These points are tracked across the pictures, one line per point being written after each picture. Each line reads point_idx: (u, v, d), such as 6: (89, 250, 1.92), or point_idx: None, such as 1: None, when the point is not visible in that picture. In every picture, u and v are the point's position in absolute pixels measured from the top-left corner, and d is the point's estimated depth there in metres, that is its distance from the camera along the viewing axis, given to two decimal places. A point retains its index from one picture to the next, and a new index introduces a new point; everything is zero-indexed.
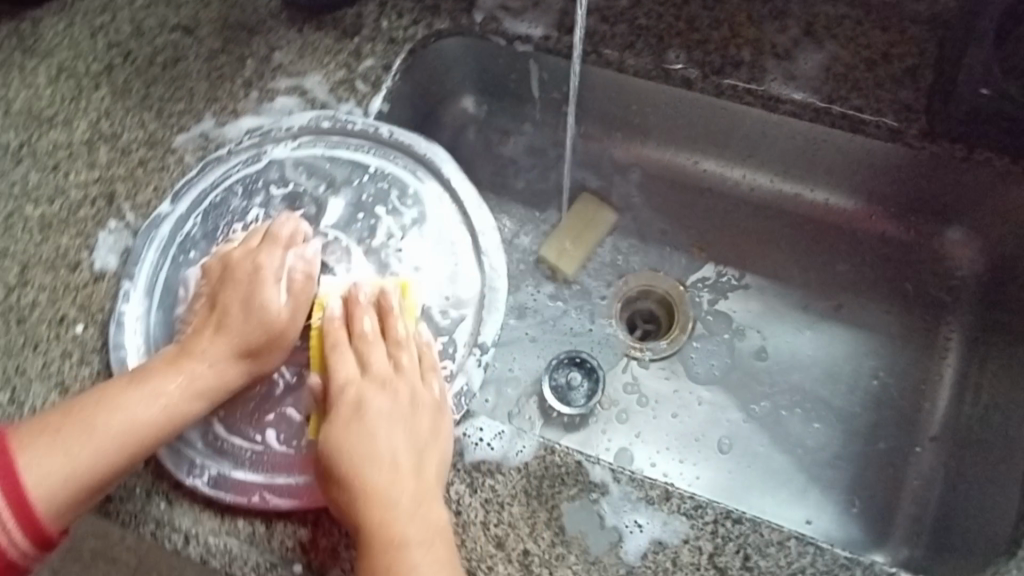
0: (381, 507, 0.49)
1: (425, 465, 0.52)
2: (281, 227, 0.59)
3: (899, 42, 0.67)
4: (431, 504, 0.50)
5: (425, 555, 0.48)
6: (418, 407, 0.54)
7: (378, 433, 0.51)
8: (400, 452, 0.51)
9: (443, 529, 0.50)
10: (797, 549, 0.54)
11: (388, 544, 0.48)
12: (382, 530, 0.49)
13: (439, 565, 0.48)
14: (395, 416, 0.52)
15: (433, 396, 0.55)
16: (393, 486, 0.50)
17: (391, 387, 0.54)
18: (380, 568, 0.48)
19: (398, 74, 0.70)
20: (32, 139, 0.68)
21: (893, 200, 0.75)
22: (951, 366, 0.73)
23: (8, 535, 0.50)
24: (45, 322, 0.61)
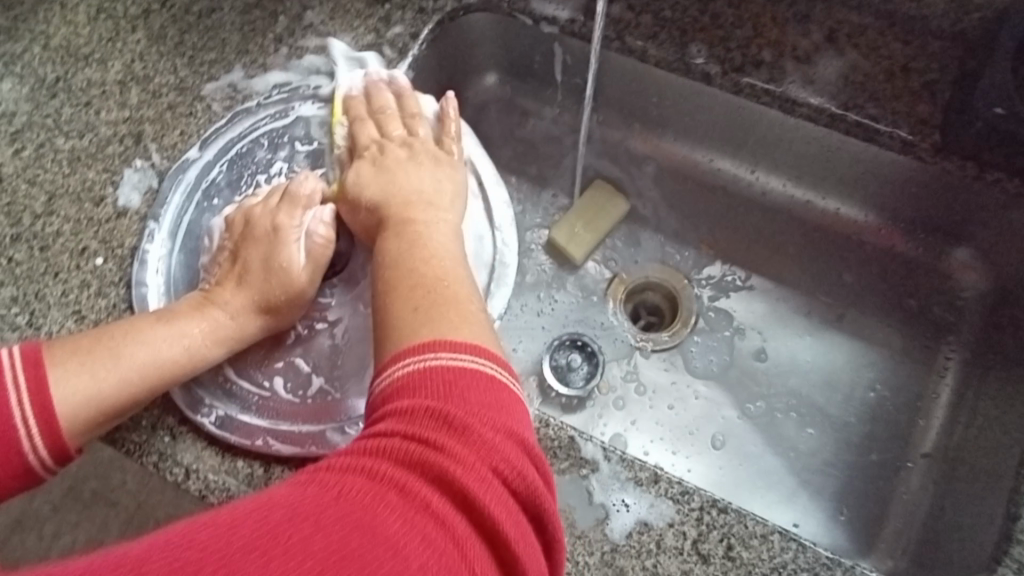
0: (404, 184, 0.58)
1: (439, 189, 0.58)
2: (303, 188, 0.59)
3: (920, 57, 0.67)
4: (442, 223, 0.55)
5: (436, 248, 0.53)
6: (435, 161, 0.60)
7: (398, 172, 0.59)
8: (414, 180, 0.58)
9: (450, 222, 0.56)
10: (779, 544, 0.55)
11: (396, 228, 0.55)
12: (393, 240, 0.54)
13: (441, 242, 0.53)
14: (412, 161, 0.60)
15: (453, 164, 0.61)
16: (406, 202, 0.57)
17: (413, 143, 0.62)
18: (390, 269, 0.52)
19: (425, 43, 0.71)
20: (67, 74, 0.69)
21: (904, 215, 0.75)
22: (947, 388, 0.74)
23: (30, 440, 0.49)
24: (67, 252, 0.63)
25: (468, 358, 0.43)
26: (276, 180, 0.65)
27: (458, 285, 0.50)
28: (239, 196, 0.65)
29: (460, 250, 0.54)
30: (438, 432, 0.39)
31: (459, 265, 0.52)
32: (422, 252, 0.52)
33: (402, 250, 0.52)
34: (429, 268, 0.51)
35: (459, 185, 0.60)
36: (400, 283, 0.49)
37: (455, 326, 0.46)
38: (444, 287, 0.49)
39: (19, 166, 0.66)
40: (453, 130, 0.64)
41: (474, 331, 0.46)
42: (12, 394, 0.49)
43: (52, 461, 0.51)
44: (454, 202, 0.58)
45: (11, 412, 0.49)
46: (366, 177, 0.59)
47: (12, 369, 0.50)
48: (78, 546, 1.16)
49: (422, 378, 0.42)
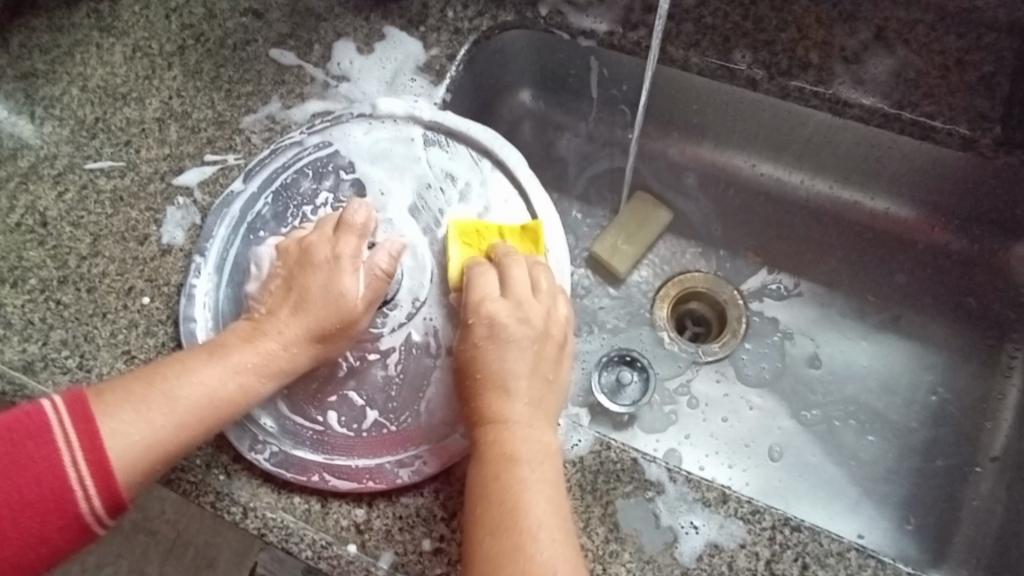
0: (509, 403, 0.52)
1: (539, 434, 0.52)
2: (356, 215, 0.59)
3: (974, 49, 0.64)
4: (545, 460, 0.51)
5: (540, 507, 0.48)
6: (548, 340, 0.56)
7: (502, 355, 0.54)
8: (518, 368, 0.53)
9: (551, 453, 0.52)
10: (858, 561, 0.53)
11: (497, 467, 0.50)
12: (500, 459, 0.50)
13: (545, 498, 0.49)
14: (523, 339, 0.54)
15: (561, 342, 0.57)
16: (516, 411, 0.52)
17: (525, 301, 0.56)
18: (488, 502, 0.49)
19: (462, 64, 0.71)
20: (106, 114, 0.69)
21: (958, 211, 0.73)
22: (1014, 387, 0.71)
23: (85, 501, 0.49)
24: (113, 292, 0.63)
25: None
26: (322, 211, 0.64)
27: (565, 570, 0.46)
28: (286, 228, 0.64)
29: (564, 505, 0.50)
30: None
31: (558, 538, 0.48)
32: (528, 515, 0.48)
33: (501, 505, 0.48)
34: (528, 560, 0.46)
35: (562, 378, 0.56)
36: (493, 563, 0.46)
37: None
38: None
39: (63, 209, 0.66)
40: (566, 308, 0.58)
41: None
42: (65, 454, 0.49)
43: (107, 518, 0.50)
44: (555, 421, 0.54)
45: (66, 474, 0.49)
46: (482, 359, 0.54)
47: (65, 427, 0.50)
48: None
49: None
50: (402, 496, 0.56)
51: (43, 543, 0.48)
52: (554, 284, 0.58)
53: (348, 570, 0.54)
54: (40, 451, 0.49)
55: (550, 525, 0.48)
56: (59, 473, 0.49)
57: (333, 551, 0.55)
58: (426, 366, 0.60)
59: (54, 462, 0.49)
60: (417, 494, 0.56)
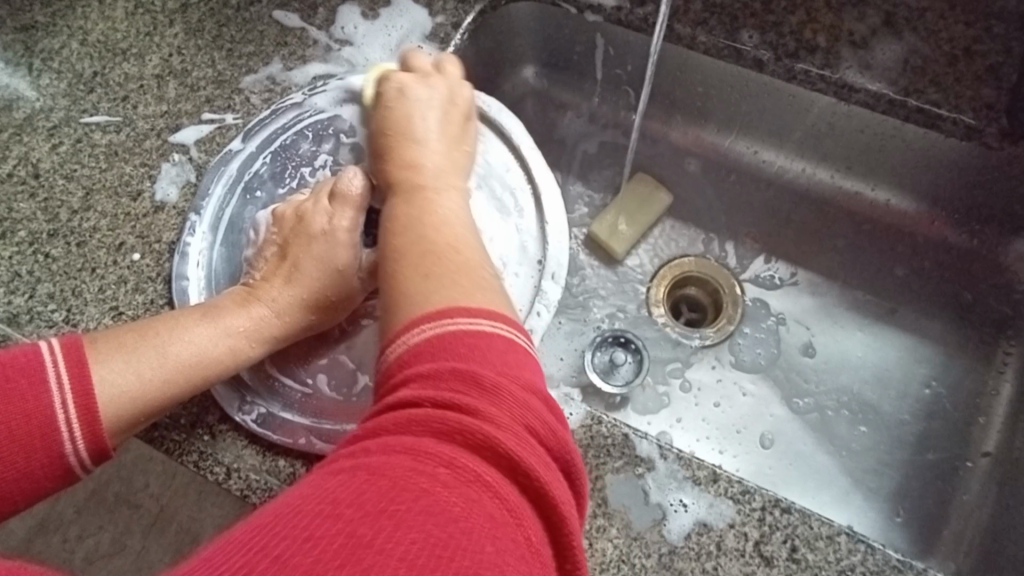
0: (422, 148, 0.55)
1: (450, 181, 0.54)
2: (350, 184, 0.57)
3: (983, 38, 0.64)
4: (452, 189, 0.53)
5: (442, 212, 0.50)
6: (455, 108, 0.58)
7: (415, 111, 0.57)
8: (427, 122, 0.57)
9: (457, 182, 0.54)
10: (847, 545, 0.53)
11: (405, 193, 0.52)
12: (404, 184, 0.53)
13: (454, 215, 0.50)
14: (435, 104, 0.58)
15: (467, 116, 0.59)
16: (425, 154, 0.55)
17: (431, 76, 0.60)
18: (391, 231, 0.49)
19: (467, 33, 0.70)
20: (105, 69, 0.68)
21: (961, 206, 0.72)
22: (1008, 385, 0.71)
23: (71, 443, 0.48)
24: (104, 247, 0.62)
25: (485, 319, 0.42)
26: (320, 174, 0.64)
27: (467, 246, 0.48)
28: (282, 188, 0.64)
29: (467, 220, 0.51)
30: (467, 394, 0.37)
31: (462, 235, 0.49)
32: (433, 216, 0.50)
33: (412, 212, 0.50)
34: (449, 249, 0.47)
35: (468, 141, 0.58)
36: (409, 251, 0.47)
37: (474, 287, 0.44)
38: (448, 262, 0.46)
39: (56, 162, 0.65)
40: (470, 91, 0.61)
41: (479, 285, 0.45)
42: (55, 394, 0.48)
43: (91, 462, 0.50)
44: (468, 168, 0.57)
45: (54, 415, 0.48)
46: (395, 121, 0.57)
47: (57, 367, 0.49)
48: (102, 549, 1.14)
49: (440, 340, 0.40)
50: None
51: (25, 481, 0.47)
52: (460, 69, 0.61)
53: None
54: (31, 391, 0.48)
55: (445, 223, 0.49)
56: (47, 414, 0.48)
57: None
58: None
59: (44, 403, 0.48)
60: None
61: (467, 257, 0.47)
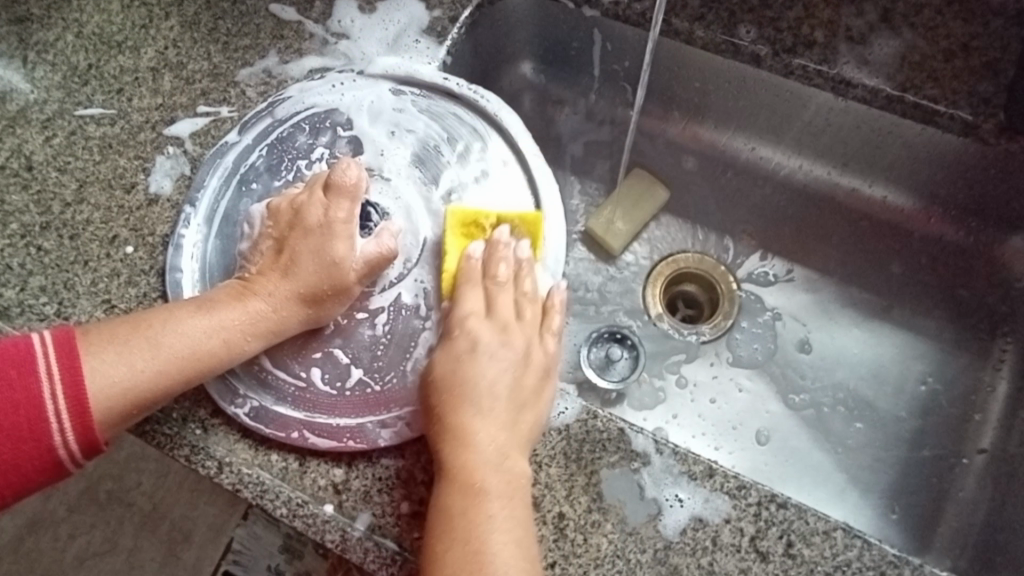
0: (475, 411, 0.53)
1: (512, 461, 0.52)
2: (345, 176, 0.56)
3: (980, 35, 0.64)
4: (516, 487, 0.51)
5: (502, 532, 0.49)
6: (530, 365, 0.56)
7: (477, 360, 0.55)
8: (490, 362, 0.55)
9: (520, 480, 0.51)
10: (843, 540, 0.52)
11: (465, 491, 0.50)
12: (443, 517, 0.49)
13: (512, 530, 0.49)
14: (502, 344, 0.56)
15: (543, 370, 0.57)
16: (485, 432, 0.52)
17: (509, 326, 0.57)
18: (445, 541, 0.48)
19: (464, 27, 0.69)
20: (100, 61, 0.68)
21: (958, 202, 0.72)
22: (1004, 382, 0.71)
23: (60, 434, 0.49)
24: (97, 240, 0.62)
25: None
26: (317, 166, 0.63)
27: (516, 570, 0.47)
28: (279, 181, 0.63)
29: (530, 529, 0.50)
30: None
31: (518, 561, 0.48)
32: (485, 536, 0.48)
33: (469, 527, 0.49)
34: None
35: (545, 395, 0.56)
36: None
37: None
38: None
39: (49, 154, 0.65)
40: (552, 338, 0.59)
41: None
42: (45, 385, 0.49)
43: (81, 455, 0.50)
44: (534, 437, 0.54)
45: (44, 406, 0.49)
46: (449, 366, 0.55)
47: (47, 358, 0.49)
48: (93, 547, 1.12)
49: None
50: (382, 458, 0.55)
51: (14, 472, 0.48)
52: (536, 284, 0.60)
53: (323, 529, 0.53)
54: (21, 381, 0.48)
55: (509, 555, 0.48)
56: (37, 404, 0.48)
57: (309, 510, 0.54)
58: (414, 329, 0.59)
59: (34, 393, 0.48)
60: (398, 456, 0.55)
61: None
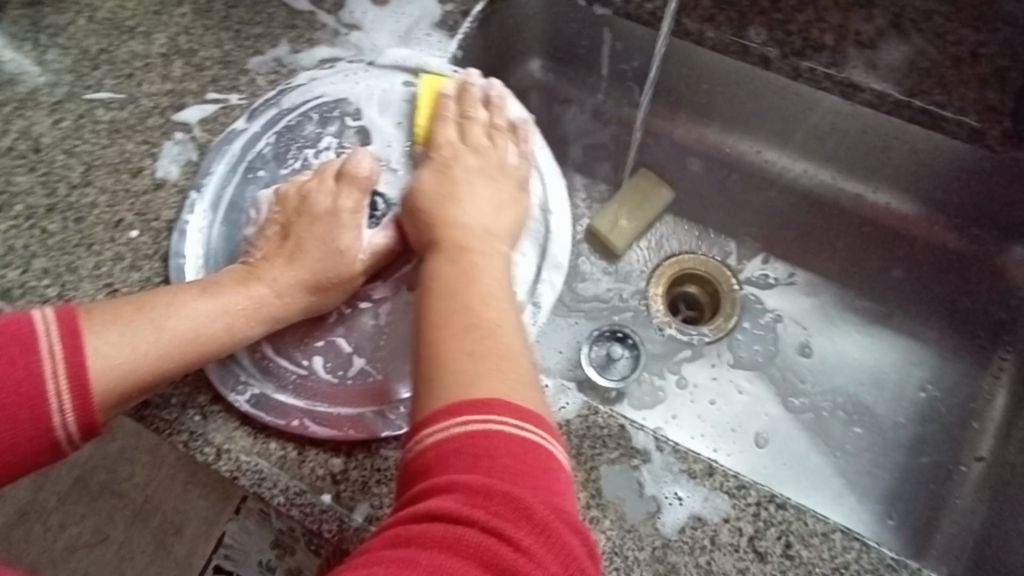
0: (466, 204, 0.55)
1: (493, 245, 0.53)
2: (358, 166, 0.57)
3: (990, 42, 0.64)
4: (495, 262, 0.52)
5: (485, 283, 0.49)
6: (507, 178, 0.59)
7: (457, 178, 0.58)
8: (480, 190, 0.57)
9: (498, 257, 0.52)
10: (842, 543, 0.52)
11: (451, 253, 0.52)
12: (428, 278, 0.50)
13: (493, 287, 0.49)
14: (475, 163, 0.59)
15: (518, 181, 0.60)
16: (461, 214, 0.55)
17: (484, 149, 0.60)
18: (435, 300, 0.48)
19: (476, 20, 0.69)
20: (111, 46, 0.68)
21: (962, 210, 0.72)
22: (1002, 393, 0.70)
23: (59, 416, 0.48)
24: (102, 224, 0.62)
25: (524, 425, 0.41)
26: (324, 156, 0.63)
27: (507, 330, 0.46)
28: (285, 169, 0.63)
29: (510, 292, 0.50)
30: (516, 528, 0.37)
31: (502, 307, 0.48)
32: (474, 288, 0.48)
33: (451, 276, 0.49)
34: (479, 316, 0.46)
35: (520, 205, 0.58)
36: (439, 321, 0.46)
37: (502, 378, 0.43)
38: (491, 342, 0.45)
39: (58, 136, 0.64)
40: (525, 165, 0.61)
41: (510, 379, 0.43)
42: (46, 363, 0.48)
43: (78, 437, 0.49)
44: (514, 233, 0.56)
45: (43, 385, 0.48)
46: (438, 184, 0.57)
47: (49, 336, 0.49)
48: (83, 539, 1.12)
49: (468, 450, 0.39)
50: (382, 449, 0.55)
51: (9, 452, 0.47)
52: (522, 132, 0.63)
53: (320, 519, 0.53)
54: (21, 359, 0.47)
55: (493, 302, 0.48)
56: (36, 384, 0.48)
57: (306, 499, 0.53)
58: None
59: (34, 372, 0.48)
60: (397, 447, 0.55)
61: (516, 361, 0.45)
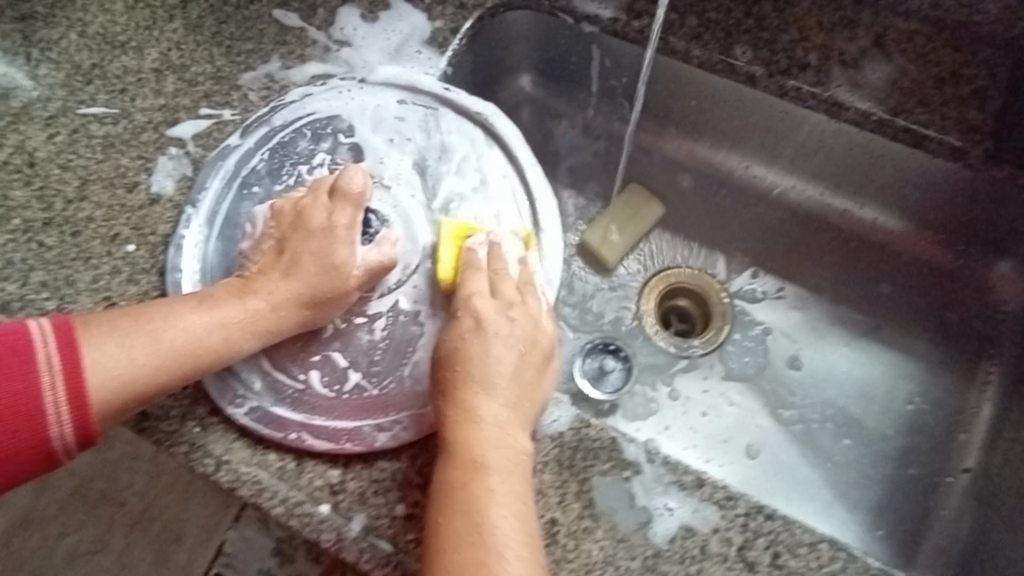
0: (487, 398, 0.52)
1: (512, 440, 0.51)
2: (351, 182, 0.58)
3: (969, 63, 0.66)
4: (516, 459, 0.51)
5: (505, 511, 0.48)
6: (535, 346, 0.55)
7: (489, 336, 0.54)
8: (503, 361, 0.53)
9: (521, 461, 0.51)
10: (829, 553, 0.53)
11: (460, 464, 0.50)
12: (454, 482, 0.49)
13: (508, 501, 0.48)
14: (505, 316, 0.55)
15: (545, 353, 0.56)
16: (487, 396, 0.52)
17: (512, 302, 0.56)
18: (448, 509, 0.48)
19: (465, 38, 0.71)
20: (103, 61, 0.69)
21: (946, 226, 0.74)
22: (989, 404, 0.72)
23: (57, 427, 0.49)
24: (98, 238, 0.62)
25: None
26: (317, 172, 0.64)
27: (519, 559, 0.46)
28: (279, 185, 0.63)
29: (529, 501, 0.50)
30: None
31: (516, 529, 0.47)
32: (488, 510, 0.47)
33: (461, 509, 0.48)
34: (484, 552, 0.46)
35: (543, 386, 0.55)
36: (454, 508, 0.48)
37: (514, 560, 0.46)
38: (498, 575, 0.45)
39: (52, 150, 0.65)
40: (549, 321, 0.58)
41: (525, 569, 0.46)
42: (44, 376, 0.49)
43: (75, 448, 0.50)
44: (538, 410, 0.55)
45: (43, 397, 0.49)
46: (463, 348, 0.54)
47: (47, 349, 0.50)
48: (84, 546, 1.12)
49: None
50: (379, 460, 0.56)
51: (9, 460, 0.48)
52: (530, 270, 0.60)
53: (319, 528, 0.54)
54: (21, 371, 0.49)
55: (509, 526, 0.47)
56: (36, 396, 0.49)
57: (306, 509, 0.54)
58: (413, 335, 0.59)
59: (33, 383, 0.49)
60: (394, 459, 0.56)
61: (521, 564, 0.46)
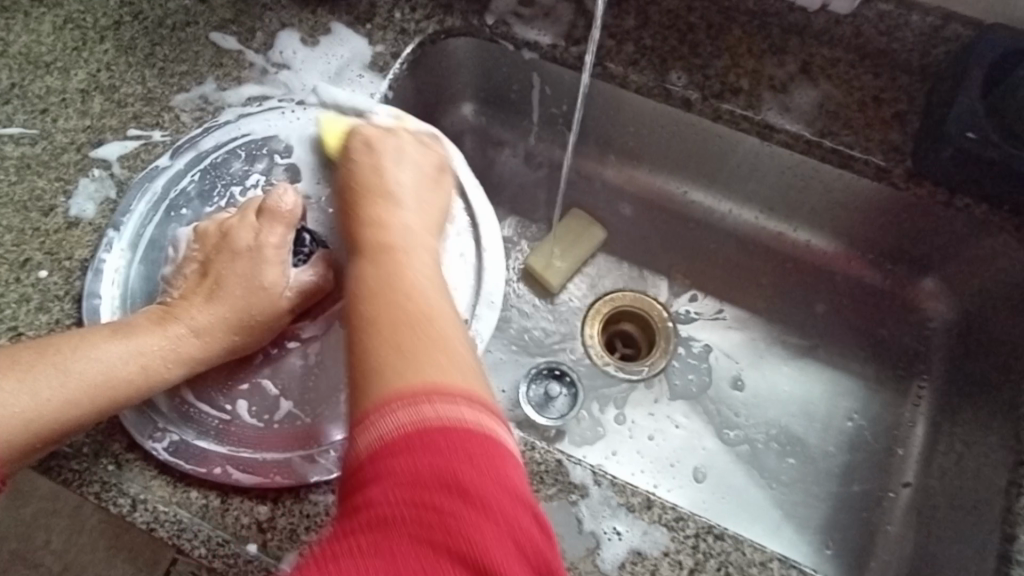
0: (394, 208, 0.53)
1: (417, 240, 0.51)
2: (281, 202, 0.55)
3: (889, 88, 0.69)
4: (422, 246, 0.51)
5: (420, 276, 0.47)
6: (429, 164, 0.58)
7: (387, 166, 0.56)
8: (398, 177, 0.56)
9: (429, 251, 0.51)
10: (780, 571, 0.52)
11: (374, 253, 0.49)
12: (360, 265, 0.49)
13: (427, 267, 0.49)
14: (397, 149, 0.58)
15: (440, 170, 0.59)
16: (393, 211, 0.53)
17: (402, 141, 0.59)
18: (362, 283, 0.46)
19: (407, 63, 0.70)
20: (24, 81, 0.65)
21: (875, 245, 0.76)
22: (921, 420, 0.73)
23: None
24: (6, 264, 0.58)
25: (466, 406, 0.38)
26: (250, 193, 0.62)
27: (443, 315, 0.44)
28: (210, 207, 0.61)
29: (442, 282, 0.48)
30: (440, 491, 0.35)
31: (433, 294, 0.46)
32: (406, 278, 0.46)
33: (383, 277, 0.46)
34: (405, 313, 0.43)
35: (443, 200, 0.57)
36: (369, 296, 0.45)
37: (447, 360, 0.41)
38: (423, 327, 0.43)
39: None
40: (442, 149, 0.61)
41: (458, 360, 0.41)
42: None
43: None
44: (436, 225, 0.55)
45: None
46: (370, 181, 0.55)
47: None
48: None
49: (416, 443, 0.36)
50: (311, 494, 0.52)
51: None
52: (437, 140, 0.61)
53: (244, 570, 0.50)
54: None
55: (426, 292, 0.46)
56: None
57: (230, 550, 0.50)
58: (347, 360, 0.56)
59: None
60: (327, 492, 0.52)
61: (445, 324, 0.44)
